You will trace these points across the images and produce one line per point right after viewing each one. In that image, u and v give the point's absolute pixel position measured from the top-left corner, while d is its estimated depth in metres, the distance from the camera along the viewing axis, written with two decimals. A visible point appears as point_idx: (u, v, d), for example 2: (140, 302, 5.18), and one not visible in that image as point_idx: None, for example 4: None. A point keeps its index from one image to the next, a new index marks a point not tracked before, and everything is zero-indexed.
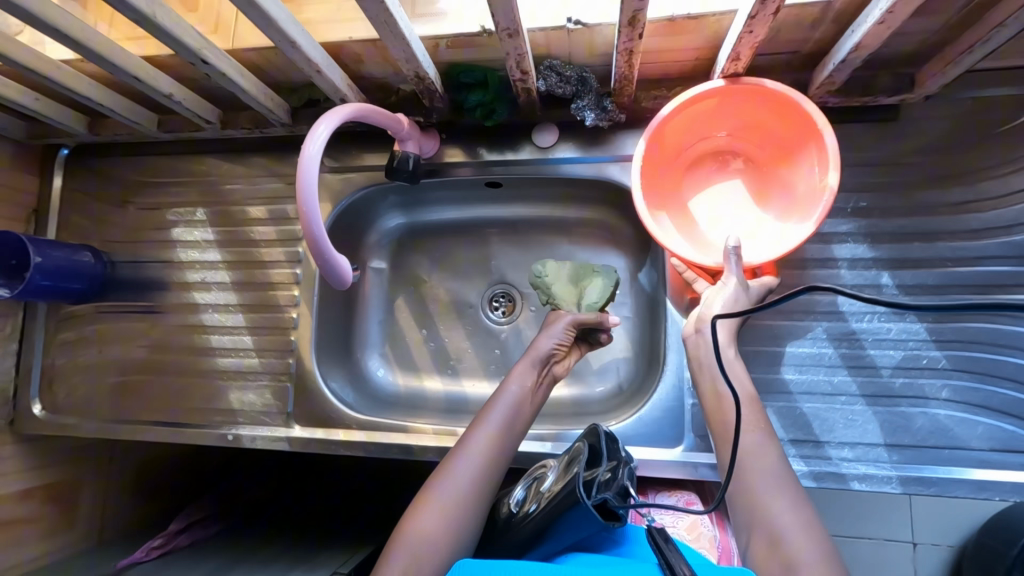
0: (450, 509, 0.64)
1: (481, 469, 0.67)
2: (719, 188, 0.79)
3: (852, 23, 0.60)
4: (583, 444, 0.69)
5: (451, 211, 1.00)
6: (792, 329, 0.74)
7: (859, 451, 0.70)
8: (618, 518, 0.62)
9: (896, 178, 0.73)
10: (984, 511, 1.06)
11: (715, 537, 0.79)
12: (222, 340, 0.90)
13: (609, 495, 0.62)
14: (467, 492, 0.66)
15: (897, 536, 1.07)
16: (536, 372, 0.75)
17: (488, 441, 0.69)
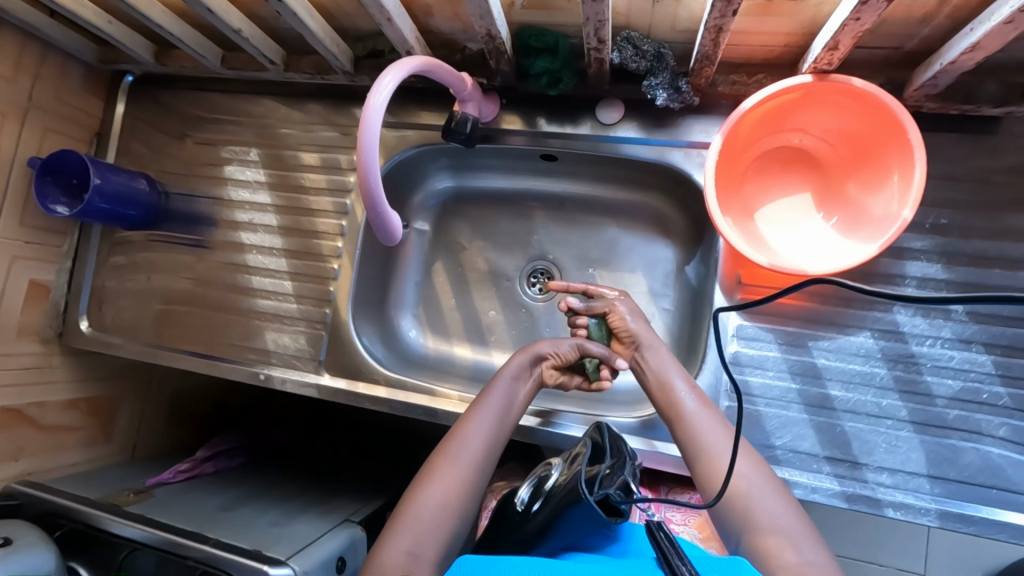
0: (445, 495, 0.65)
1: (476, 458, 0.68)
2: (783, 189, 0.73)
3: (970, 21, 0.54)
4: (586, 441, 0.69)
5: (500, 180, 0.98)
6: (846, 344, 0.70)
7: (899, 479, 0.67)
8: (620, 514, 0.64)
9: (984, 197, 0.68)
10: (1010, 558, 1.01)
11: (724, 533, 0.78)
12: (263, 282, 0.91)
13: (611, 490, 0.63)
14: (463, 482, 0.66)
15: (913, 569, 1.04)
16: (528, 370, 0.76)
17: (482, 430, 0.70)
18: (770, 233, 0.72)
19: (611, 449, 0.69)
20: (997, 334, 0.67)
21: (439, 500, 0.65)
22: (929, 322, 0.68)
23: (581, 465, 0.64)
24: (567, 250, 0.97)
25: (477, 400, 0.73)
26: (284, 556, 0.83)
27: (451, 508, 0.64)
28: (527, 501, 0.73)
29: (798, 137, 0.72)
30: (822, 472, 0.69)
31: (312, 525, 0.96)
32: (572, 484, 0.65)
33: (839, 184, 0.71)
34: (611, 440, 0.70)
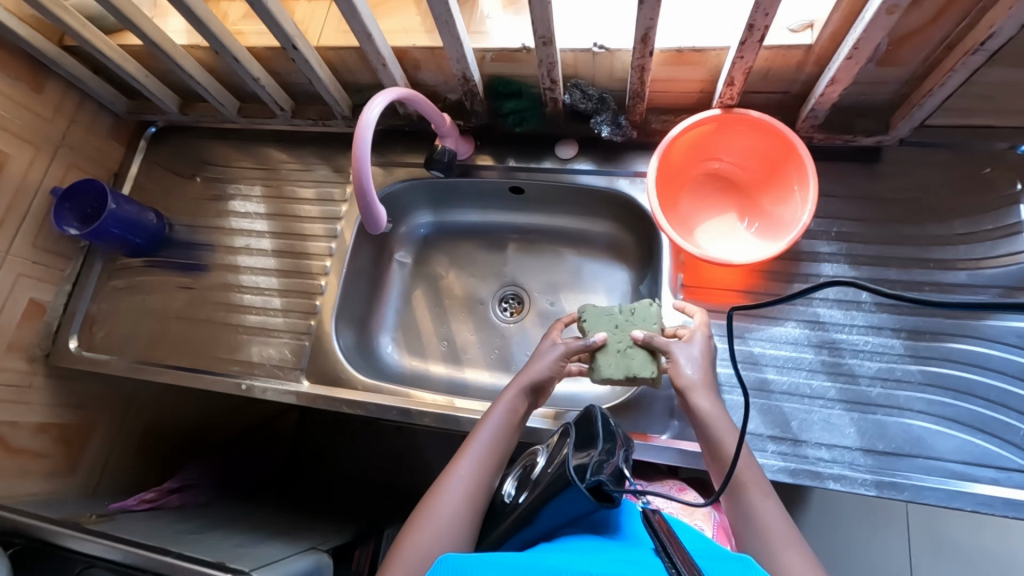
0: (448, 525, 0.67)
1: (473, 490, 0.71)
2: (709, 208, 0.87)
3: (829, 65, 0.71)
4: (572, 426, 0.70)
5: (476, 215, 1.11)
6: (776, 333, 0.79)
7: (836, 453, 0.73)
8: (612, 501, 0.60)
9: (873, 211, 0.82)
10: None
11: (710, 512, 0.88)
12: (253, 299, 0.99)
13: (605, 479, 0.60)
14: (465, 507, 0.69)
15: None
16: (524, 397, 0.78)
17: (479, 463, 0.73)
18: (705, 242, 0.85)
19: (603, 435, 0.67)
20: (903, 320, 0.77)
21: (442, 525, 0.67)
22: (844, 313, 0.79)
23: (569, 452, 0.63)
24: (536, 277, 1.08)
25: (473, 433, 0.76)
26: (248, 568, 0.82)
27: (449, 529, 0.67)
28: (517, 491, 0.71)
29: (719, 164, 0.87)
30: (767, 450, 0.74)
31: (278, 548, 0.94)
32: (562, 471, 0.61)
33: (757, 202, 0.85)
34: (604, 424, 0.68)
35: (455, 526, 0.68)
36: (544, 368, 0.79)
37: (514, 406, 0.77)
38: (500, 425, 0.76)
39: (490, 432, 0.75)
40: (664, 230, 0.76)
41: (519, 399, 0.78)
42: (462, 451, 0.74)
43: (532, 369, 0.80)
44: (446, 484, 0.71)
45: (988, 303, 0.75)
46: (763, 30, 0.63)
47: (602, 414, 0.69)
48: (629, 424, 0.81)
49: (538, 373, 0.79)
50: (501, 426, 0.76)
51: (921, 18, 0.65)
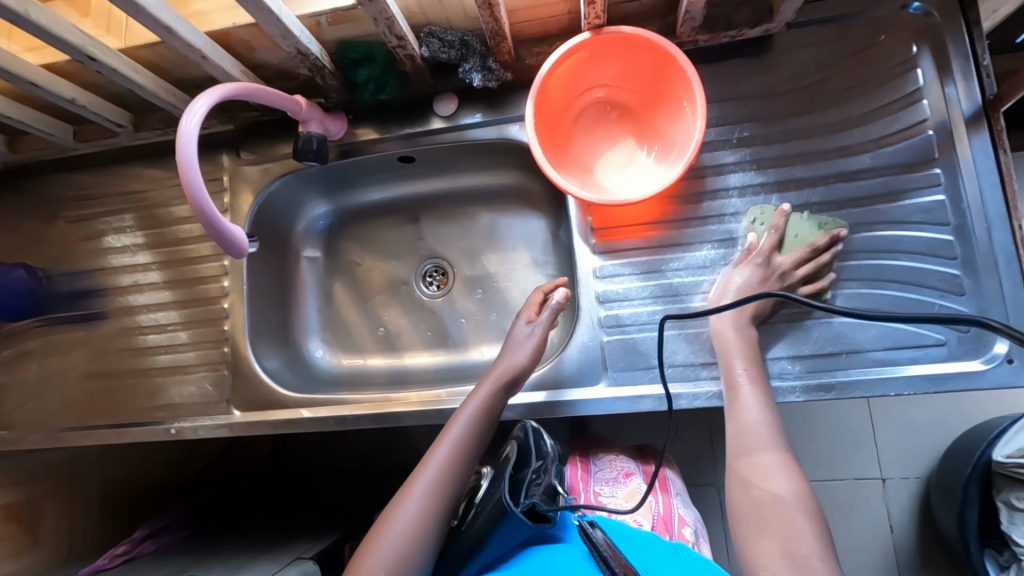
0: (402, 543, 0.64)
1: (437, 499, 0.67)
2: (604, 142, 0.81)
3: None
4: (511, 446, 0.76)
5: (376, 192, 1.02)
6: (691, 260, 0.77)
7: (765, 366, 0.73)
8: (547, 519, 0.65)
9: (773, 107, 0.77)
10: (939, 444, 1.23)
11: (651, 505, 0.85)
12: (158, 338, 0.92)
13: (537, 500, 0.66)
14: (424, 520, 0.66)
15: (868, 475, 1.25)
16: (502, 387, 0.74)
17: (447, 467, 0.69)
18: (605, 179, 0.79)
19: (534, 450, 0.78)
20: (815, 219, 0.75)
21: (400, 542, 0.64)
22: (755, 224, 0.76)
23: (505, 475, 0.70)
24: (454, 245, 1.02)
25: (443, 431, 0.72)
26: None
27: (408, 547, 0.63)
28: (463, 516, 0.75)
29: (605, 92, 0.80)
30: (700, 378, 0.74)
31: (261, 569, 0.95)
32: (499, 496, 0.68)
33: (652, 124, 0.79)
34: (534, 439, 0.79)
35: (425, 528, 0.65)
36: (522, 358, 0.76)
37: (490, 397, 0.74)
38: (476, 417, 0.72)
39: (463, 426, 0.72)
40: (556, 179, 0.70)
41: (497, 391, 0.74)
42: (434, 448, 0.70)
43: (511, 360, 0.76)
44: (410, 493, 0.67)
45: (894, 184, 0.73)
46: None
47: (533, 427, 0.82)
48: (564, 381, 0.78)
49: (519, 361, 0.75)
50: (476, 420, 0.72)
51: None
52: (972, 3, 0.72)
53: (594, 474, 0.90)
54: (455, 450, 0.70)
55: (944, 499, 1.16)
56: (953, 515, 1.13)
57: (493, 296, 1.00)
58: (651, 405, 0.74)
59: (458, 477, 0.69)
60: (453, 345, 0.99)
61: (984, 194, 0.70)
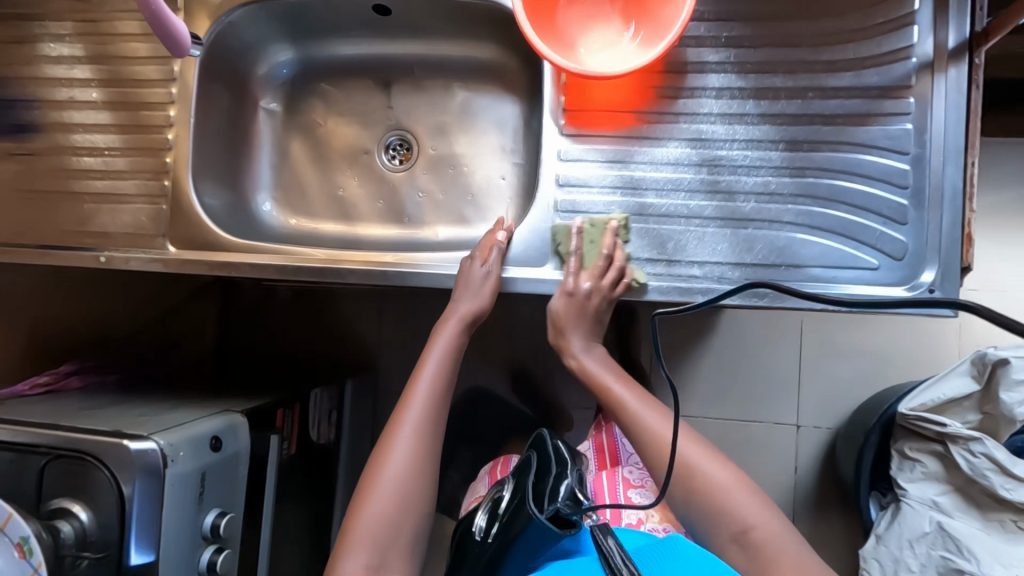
0: (397, 486, 0.70)
1: (421, 443, 0.74)
2: (589, 19, 0.77)
3: None
4: (533, 456, 0.85)
5: (348, 47, 0.96)
6: (657, 155, 0.76)
7: (707, 269, 0.75)
8: (573, 525, 0.72)
9: (765, 10, 0.75)
10: (856, 397, 1.32)
11: None
12: (93, 161, 0.86)
13: (561, 505, 0.72)
14: (413, 462, 0.72)
15: (785, 420, 1.33)
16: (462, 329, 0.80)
17: (420, 413, 0.75)
18: (585, 59, 0.76)
19: (555, 460, 0.84)
20: (784, 131, 0.74)
21: (393, 486, 0.70)
22: (726, 128, 0.75)
23: (528, 490, 0.74)
24: (424, 120, 0.98)
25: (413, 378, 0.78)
26: (148, 433, 0.82)
27: (404, 493, 0.70)
28: (485, 528, 0.81)
29: None
30: (643, 272, 0.75)
31: (188, 414, 0.95)
32: (523, 506, 0.72)
33: (642, 6, 0.75)
34: (554, 451, 0.86)
35: (422, 451, 0.73)
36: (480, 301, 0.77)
37: (456, 336, 0.80)
38: (444, 355, 0.79)
39: (436, 363, 0.78)
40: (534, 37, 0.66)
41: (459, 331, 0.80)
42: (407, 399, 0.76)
43: (470, 301, 0.77)
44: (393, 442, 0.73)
45: (868, 108, 0.72)
46: None
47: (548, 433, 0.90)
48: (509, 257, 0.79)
49: (480, 298, 0.77)
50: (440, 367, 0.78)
51: None
52: None
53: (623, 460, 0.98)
54: (426, 399, 0.76)
55: (849, 446, 1.25)
56: (852, 457, 1.23)
57: (456, 177, 0.98)
58: (590, 292, 0.75)
59: (434, 419, 0.75)
60: (408, 222, 0.98)
61: (948, 130, 0.71)
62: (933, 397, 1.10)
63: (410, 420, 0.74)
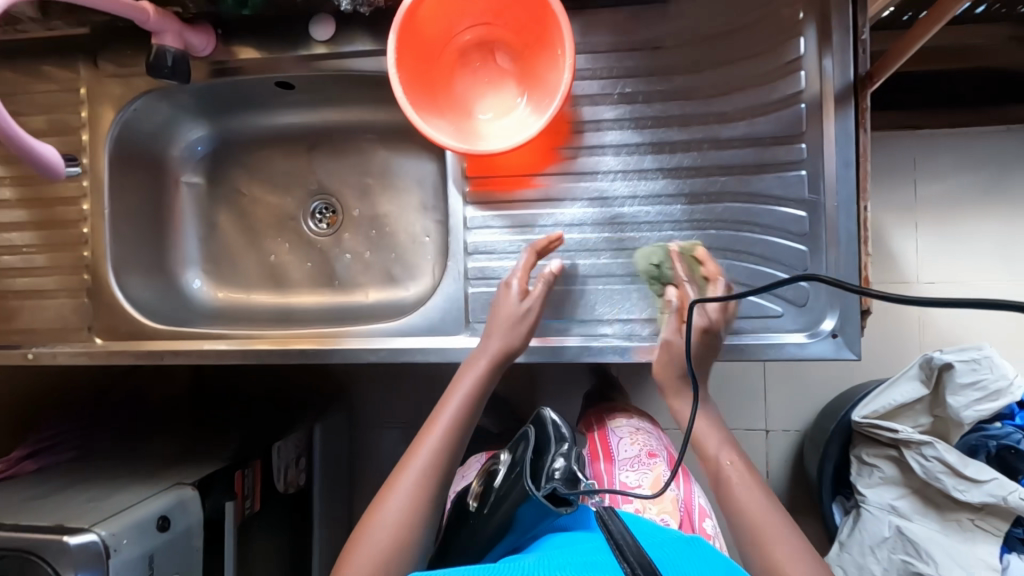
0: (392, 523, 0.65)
1: (427, 484, 0.68)
2: (483, 84, 0.77)
3: None
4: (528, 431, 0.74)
5: (262, 118, 0.96)
6: (560, 217, 0.77)
7: (617, 326, 0.76)
8: (569, 502, 0.66)
9: (658, 64, 0.75)
10: (815, 405, 1.33)
11: (675, 498, 0.92)
12: (14, 259, 0.87)
13: (557, 483, 0.66)
14: (413, 502, 0.66)
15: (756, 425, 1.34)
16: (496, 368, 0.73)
17: (431, 455, 0.69)
18: (482, 126, 0.76)
19: (558, 434, 0.74)
20: (683, 185, 0.75)
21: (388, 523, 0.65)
22: (627, 184, 0.76)
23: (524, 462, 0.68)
24: (346, 183, 0.98)
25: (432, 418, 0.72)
26: (90, 524, 0.83)
27: (401, 532, 0.64)
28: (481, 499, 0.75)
29: (488, 28, 0.75)
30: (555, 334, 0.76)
31: (138, 492, 0.96)
32: (520, 481, 0.67)
33: (533, 70, 0.75)
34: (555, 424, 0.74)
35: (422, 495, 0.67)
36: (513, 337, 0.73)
37: (480, 379, 0.73)
38: (470, 396, 0.72)
39: (455, 408, 0.72)
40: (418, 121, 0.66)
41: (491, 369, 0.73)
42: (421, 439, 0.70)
43: (500, 335, 0.73)
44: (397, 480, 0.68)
45: (763, 158, 0.73)
46: None
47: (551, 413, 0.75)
48: (424, 328, 0.79)
49: (501, 340, 0.73)
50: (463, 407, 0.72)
51: None
52: None
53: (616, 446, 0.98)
54: (437, 442, 0.70)
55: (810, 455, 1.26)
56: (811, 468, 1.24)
57: (383, 237, 0.98)
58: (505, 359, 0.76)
59: (444, 464, 0.69)
60: (339, 285, 0.98)
61: (840, 175, 0.71)
62: (884, 407, 1.10)
63: (418, 461, 0.69)
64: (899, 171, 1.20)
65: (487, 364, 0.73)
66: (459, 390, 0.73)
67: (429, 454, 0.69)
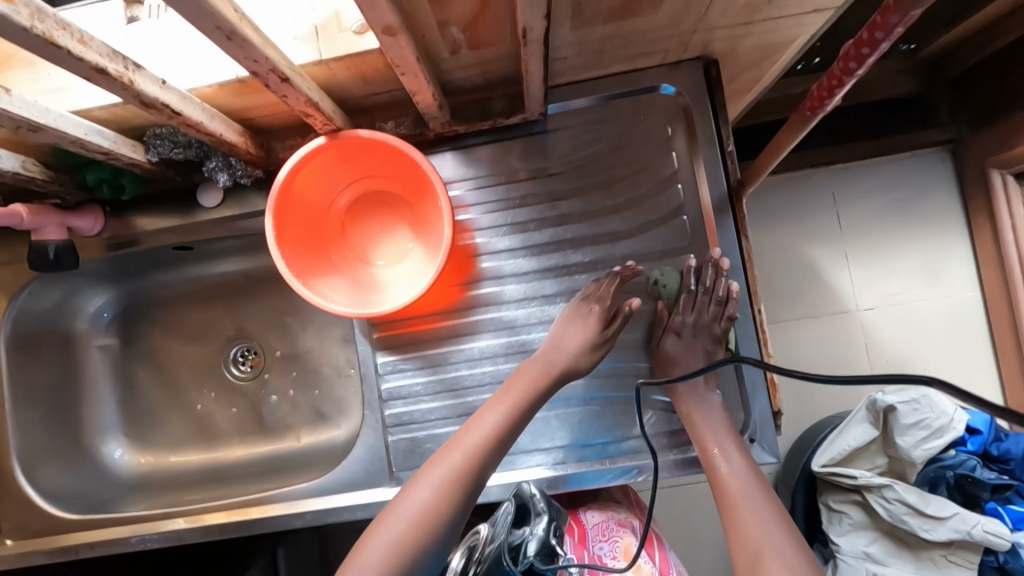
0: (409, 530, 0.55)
1: (457, 487, 0.59)
2: (376, 232, 0.78)
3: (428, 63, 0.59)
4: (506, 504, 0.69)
5: (170, 273, 0.94)
6: (471, 353, 0.76)
7: (542, 457, 0.75)
8: None
9: (545, 190, 0.77)
10: None
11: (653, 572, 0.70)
12: None
13: (535, 560, 0.60)
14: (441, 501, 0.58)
15: None
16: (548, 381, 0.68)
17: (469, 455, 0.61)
18: (381, 274, 0.77)
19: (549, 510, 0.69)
20: None
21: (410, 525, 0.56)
22: (532, 311, 0.76)
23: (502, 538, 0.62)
24: (265, 325, 0.97)
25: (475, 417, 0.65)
26: None
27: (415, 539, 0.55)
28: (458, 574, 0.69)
29: (370, 181, 0.76)
30: None
31: None
32: (497, 556, 0.61)
33: (421, 214, 0.76)
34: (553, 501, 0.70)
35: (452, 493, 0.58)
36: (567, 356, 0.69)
37: (527, 390, 0.66)
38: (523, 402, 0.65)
39: (505, 409, 0.65)
40: (317, 301, 0.66)
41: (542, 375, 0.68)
42: (465, 432, 0.63)
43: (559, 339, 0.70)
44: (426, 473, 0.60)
45: (656, 274, 0.75)
46: (278, 75, 0.50)
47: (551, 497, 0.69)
48: (350, 484, 0.77)
49: (556, 361, 0.69)
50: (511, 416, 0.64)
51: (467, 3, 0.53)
52: (717, 87, 0.74)
53: (582, 515, 0.80)
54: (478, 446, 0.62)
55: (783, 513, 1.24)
56: None
57: (309, 373, 0.95)
58: None
59: (484, 465, 0.61)
60: (269, 431, 0.95)
61: (729, 281, 0.74)
62: (838, 453, 0.99)
63: (451, 460, 0.60)
64: (818, 206, 1.19)
65: (540, 377, 0.68)
66: (508, 398, 0.66)
67: (471, 455, 0.61)
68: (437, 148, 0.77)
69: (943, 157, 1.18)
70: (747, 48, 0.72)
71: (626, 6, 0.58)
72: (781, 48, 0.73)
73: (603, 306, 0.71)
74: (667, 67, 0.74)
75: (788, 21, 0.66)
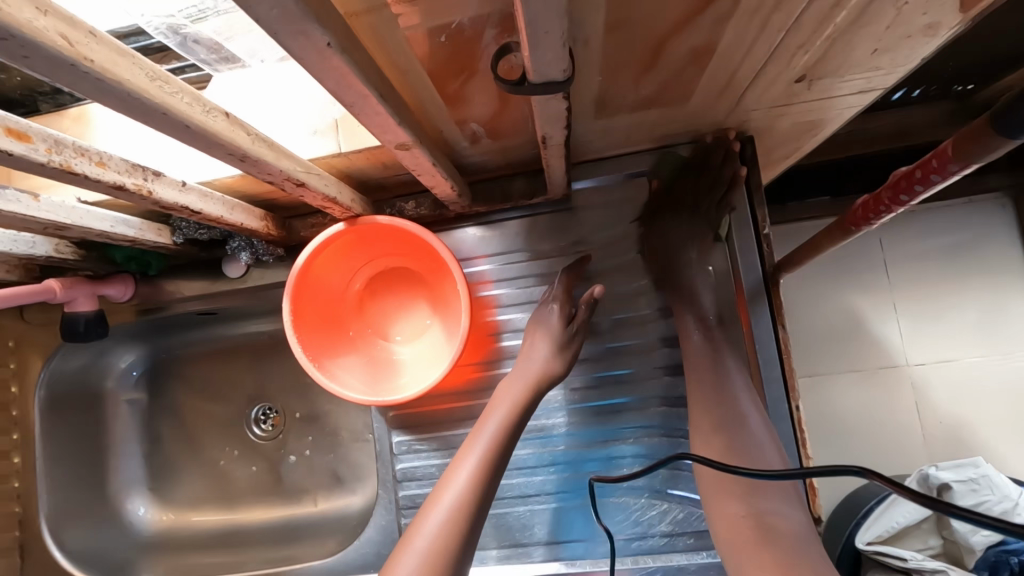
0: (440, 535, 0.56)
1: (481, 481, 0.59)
2: (393, 308, 0.77)
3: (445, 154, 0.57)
4: None
5: (196, 333, 0.95)
6: None
7: (559, 549, 0.72)
8: None
9: (568, 269, 0.74)
10: None
11: None
12: None
13: None
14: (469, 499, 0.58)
15: None
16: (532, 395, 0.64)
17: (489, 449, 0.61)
18: (397, 351, 0.76)
19: None
20: (607, 393, 0.73)
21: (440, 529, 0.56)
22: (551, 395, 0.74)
23: None
24: (285, 386, 0.96)
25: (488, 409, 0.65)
26: None
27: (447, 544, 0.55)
28: None
29: (388, 257, 0.76)
30: (490, 559, 0.73)
31: None
32: None
33: (439, 290, 0.76)
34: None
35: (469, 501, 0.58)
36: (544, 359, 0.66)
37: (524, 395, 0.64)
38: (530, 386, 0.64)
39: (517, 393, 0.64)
40: (339, 391, 0.64)
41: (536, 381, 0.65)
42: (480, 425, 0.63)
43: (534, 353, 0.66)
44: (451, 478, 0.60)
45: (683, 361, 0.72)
46: (292, 182, 0.50)
47: None
48: (362, 566, 0.76)
49: (542, 362, 0.66)
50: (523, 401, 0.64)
51: (487, 106, 0.51)
52: (754, 165, 0.70)
53: None
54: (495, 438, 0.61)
55: None
56: None
57: (328, 437, 0.94)
58: None
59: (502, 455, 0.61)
60: (286, 495, 0.94)
61: (767, 376, 0.69)
62: (885, 531, 0.88)
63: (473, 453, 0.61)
64: (863, 256, 1.12)
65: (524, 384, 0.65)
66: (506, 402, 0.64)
67: (480, 455, 0.60)
68: (459, 223, 0.76)
69: (1003, 206, 1.10)
70: (786, 125, 0.68)
71: (655, 97, 0.56)
72: (822, 123, 0.69)
73: (562, 305, 0.68)
74: (699, 144, 0.71)
75: (831, 102, 0.62)
